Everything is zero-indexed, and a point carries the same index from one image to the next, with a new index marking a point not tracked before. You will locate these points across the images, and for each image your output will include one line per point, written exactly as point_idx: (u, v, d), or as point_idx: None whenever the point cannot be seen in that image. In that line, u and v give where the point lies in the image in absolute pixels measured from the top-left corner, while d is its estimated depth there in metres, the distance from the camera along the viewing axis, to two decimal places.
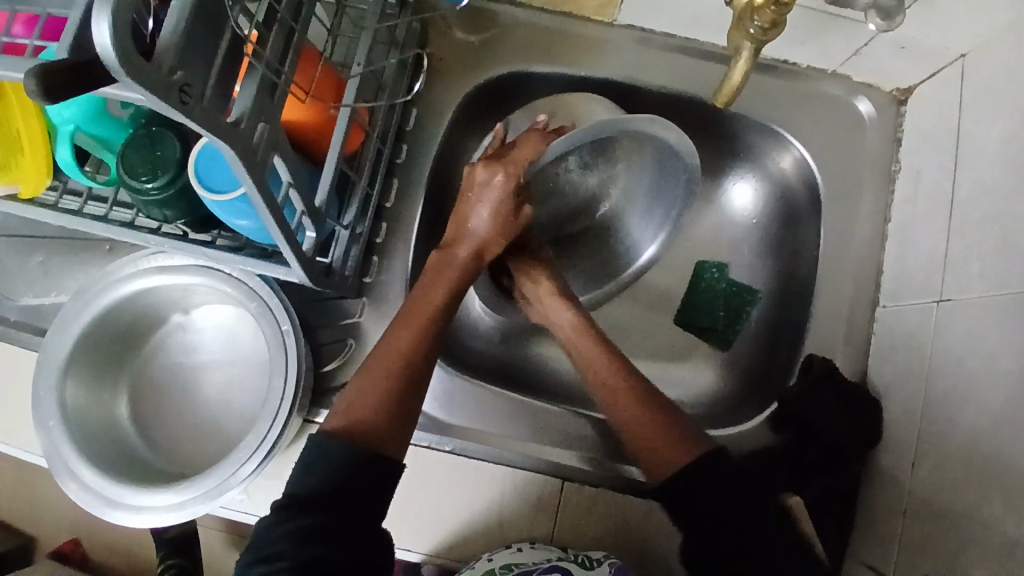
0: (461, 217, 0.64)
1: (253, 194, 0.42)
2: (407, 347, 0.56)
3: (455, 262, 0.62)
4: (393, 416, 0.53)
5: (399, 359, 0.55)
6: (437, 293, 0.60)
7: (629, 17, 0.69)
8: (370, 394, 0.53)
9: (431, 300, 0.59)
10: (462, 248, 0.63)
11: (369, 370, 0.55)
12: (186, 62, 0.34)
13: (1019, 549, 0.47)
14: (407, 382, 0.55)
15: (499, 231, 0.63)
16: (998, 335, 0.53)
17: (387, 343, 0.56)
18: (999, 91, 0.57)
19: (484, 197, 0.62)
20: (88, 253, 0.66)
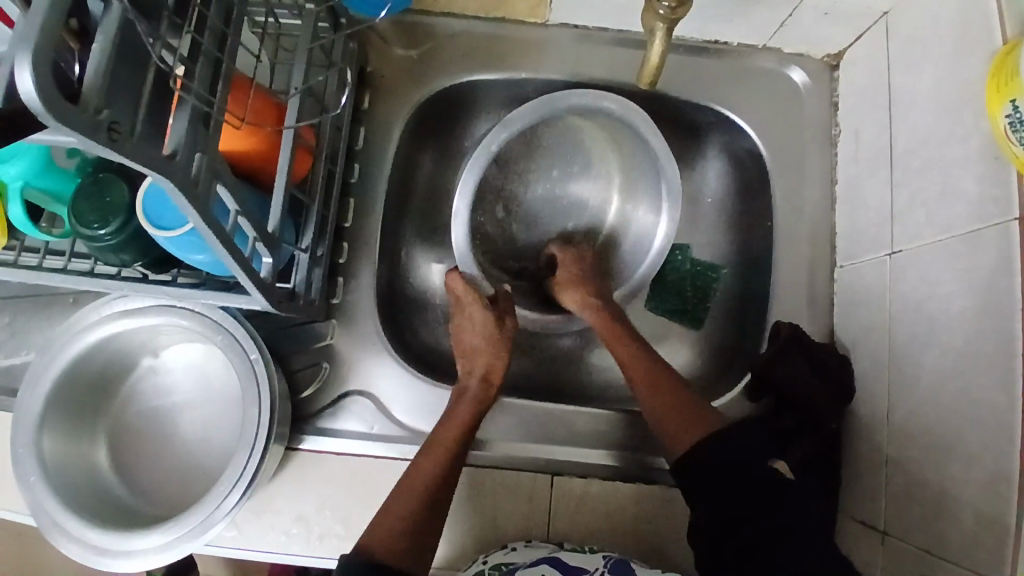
0: (462, 346, 0.67)
1: (201, 227, 0.43)
2: (429, 479, 0.57)
3: (467, 388, 0.63)
4: (415, 533, 0.53)
5: (424, 483, 0.56)
6: (455, 421, 0.61)
7: (561, 16, 0.71)
8: (393, 519, 0.54)
9: (450, 430, 0.60)
10: (472, 376, 0.64)
11: (396, 492, 0.56)
12: (112, 101, 0.35)
13: (997, 481, 0.48)
14: (430, 518, 0.55)
15: (494, 351, 0.66)
16: (948, 276, 0.54)
17: (413, 469, 0.58)
18: (920, 42, 0.59)
19: (467, 327, 0.67)
20: (55, 308, 0.66)
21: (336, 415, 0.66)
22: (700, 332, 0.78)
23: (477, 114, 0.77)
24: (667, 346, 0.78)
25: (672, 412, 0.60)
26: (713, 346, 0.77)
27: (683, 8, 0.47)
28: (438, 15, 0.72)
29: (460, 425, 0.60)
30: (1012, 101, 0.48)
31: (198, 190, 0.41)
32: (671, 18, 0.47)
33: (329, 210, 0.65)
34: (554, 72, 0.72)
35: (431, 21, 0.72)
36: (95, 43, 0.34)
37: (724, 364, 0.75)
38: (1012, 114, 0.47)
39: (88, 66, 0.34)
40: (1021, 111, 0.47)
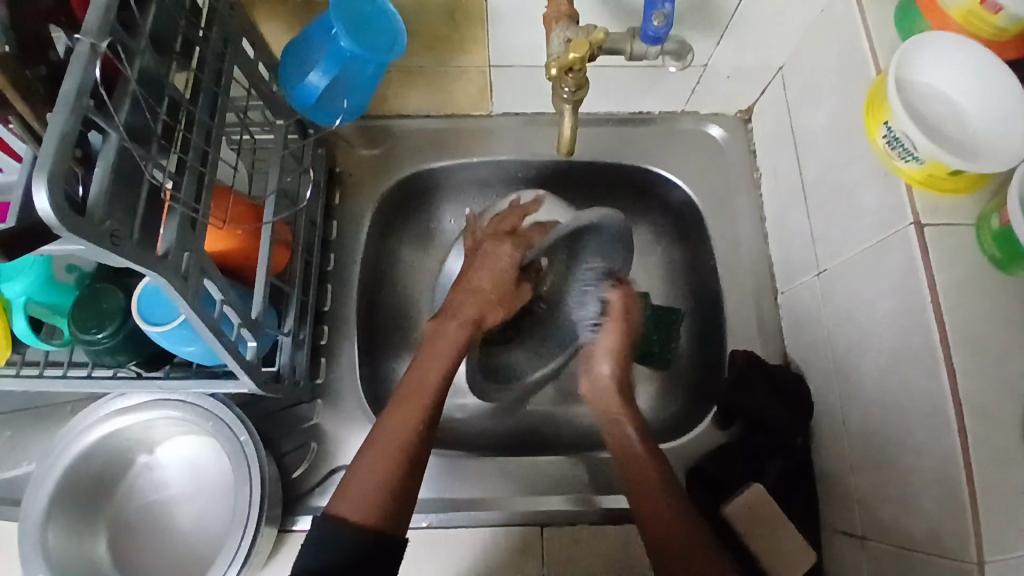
0: (459, 290, 0.67)
1: (191, 314, 0.48)
2: (407, 429, 0.56)
3: (449, 336, 0.63)
4: (394, 493, 0.53)
5: (404, 443, 0.55)
6: (433, 368, 0.60)
7: (501, 106, 0.80)
8: (370, 477, 0.53)
9: (431, 378, 0.59)
10: (455, 320, 0.64)
11: (370, 454, 0.54)
12: (113, 211, 0.41)
13: (945, 465, 0.51)
14: (411, 461, 0.55)
15: (501, 290, 0.68)
16: (868, 285, 0.60)
17: (388, 422, 0.56)
18: (809, 90, 0.68)
19: (487, 262, 0.69)
20: (55, 418, 0.69)
21: (327, 491, 0.68)
22: (668, 372, 0.83)
23: (440, 199, 0.85)
24: (639, 389, 0.83)
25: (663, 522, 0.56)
26: (682, 384, 0.82)
27: (582, 89, 0.55)
28: (394, 118, 0.81)
29: (438, 374, 0.60)
30: (885, 123, 0.55)
31: (187, 284, 0.47)
32: (575, 99, 0.56)
33: (308, 295, 0.70)
34: (501, 153, 0.81)
35: (389, 123, 0.81)
36: (98, 168, 0.41)
37: (694, 398, 0.80)
38: (888, 134, 0.55)
39: (93, 185, 0.40)
40: (894, 131, 0.54)
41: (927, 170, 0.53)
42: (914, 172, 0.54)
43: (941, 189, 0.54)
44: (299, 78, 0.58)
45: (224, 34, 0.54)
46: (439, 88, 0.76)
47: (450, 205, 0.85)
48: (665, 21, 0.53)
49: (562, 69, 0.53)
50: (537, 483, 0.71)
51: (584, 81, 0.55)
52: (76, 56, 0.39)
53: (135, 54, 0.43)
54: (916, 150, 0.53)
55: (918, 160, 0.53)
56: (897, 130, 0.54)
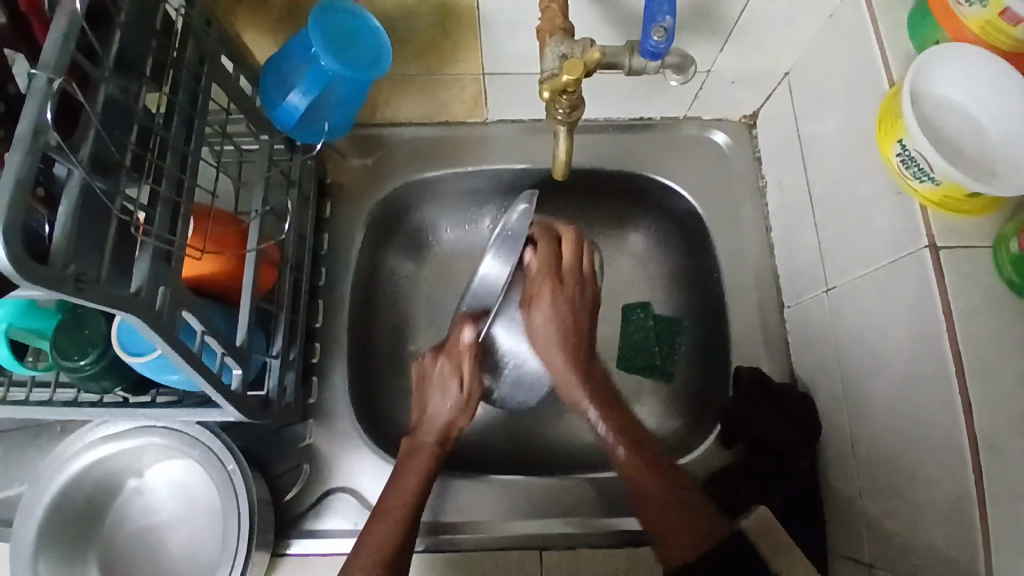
0: (421, 405, 0.68)
1: (169, 350, 0.46)
2: (391, 533, 0.58)
3: (418, 447, 0.65)
4: (393, 553, 0.57)
5: (385, 541, 0.57)
6: (408, 473, 0.62)
7: (497, 113, 0.77)
8: (376, 541, 0.57)
9: (406, 485, 0.61)
10: (427, 435, 0.66)
11: (375, 521, 0.59)
12: (78, 256, 0.39)
13: (959, 497, 0.49)
14: (398, 549, 0.57)
15: (461, 407, 0.67)
16: (880, 305, 0.57)
17: (374, 525, 0.59)
18: (818, 97, 0.65)
19: (433, 389, 0.67)
20: (45, 438, 0.67)
21: (321, 513, 0.67)
22: (671, 385, 0.81)
23: (436, 209, 0.83)
24: (642, 403, 0.81)
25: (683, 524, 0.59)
26: (685, 397, 0.80)
27: (578, 110, 0.52)
28: (386, 126, 0.78)
29: (413, 478, 0.62)
30: (899, 140, 0.52)
31: (162, 320, 0.45)
32: (569, 121, 0.53)
33: (298, 314, 0.68)
34: (498, 162, 0.78)
35: (381, 132, 0.78)
36: (62, 206, 0.39)
37: (699, 413, 0.77)
38: (902, 153, 0.52)
39: (57, 226, 0.38)
40: (909, 149, 0.51)
41: (943, 191, 0.50)
42: (930, 193, 0.52)
43: (955, 210, 0.51)
44: (280, 98, 0.55)
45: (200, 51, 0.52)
46: (433, 96, 0.74)
47: (446, 215, 0.84)
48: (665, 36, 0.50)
49: (555, 92, 0.50)
50: (538, 503, 0.70)
51: (579, 102, 0.52)
52: (31, 91, 0.37)
53: (99, 83, 0.42)
54: (932, 170, 0.50)
55: (933, 180, 0.50)
56: (912, 148, 0.51)
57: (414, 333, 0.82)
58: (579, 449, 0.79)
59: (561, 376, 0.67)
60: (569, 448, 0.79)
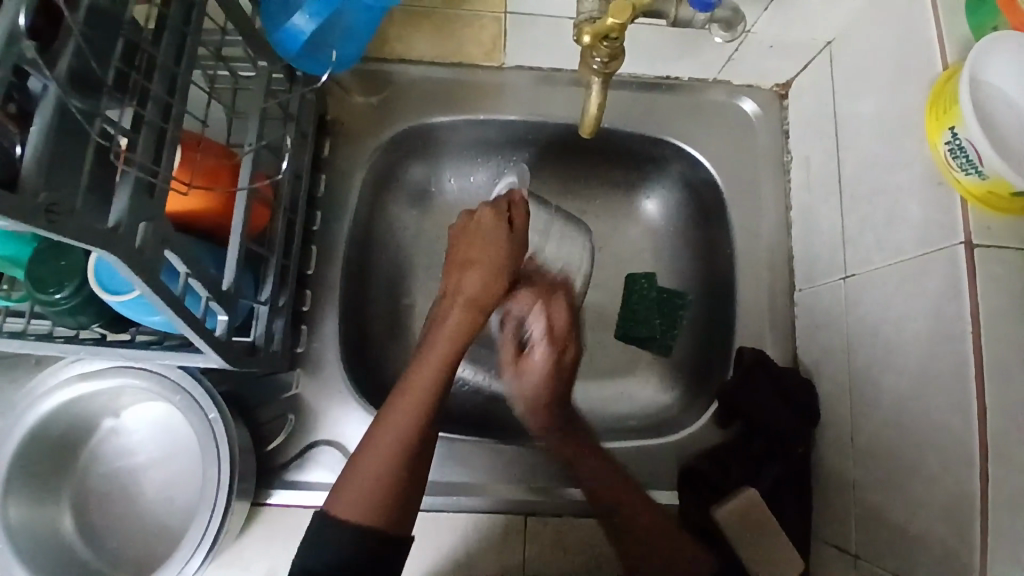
0: (456, 265, 0.60)
1: (151, 293, 0.42)
2: (406, 426, 0.53)
3: (450, 309, 0.58)
4: (412, 452, 0.53)
5: (401, 440, 0.52)
6: (436, 349, 0.56)
7: (514, 58, 0.72)
8: (368, 478, 0.51)
9: (434, 365, 0.55)
10: (457, 300, 0.58)
11: (369, 450, 0.52)
12: (53, 183, 0.35)
13: (964, 504, 0.48)
14: (411, 457, 0.52)
15: (495, 273, 0.58)
16: (902, 300, 0.55)
17: (394, 408, 0.54)
18: (861, 72, 0.60)
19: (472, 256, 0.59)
20: (16, 369, 0.64)
21: (304, 465, 0.65)
22: (669, 359, 0.79)
23: (442, 158, 0.78)
24: (638, 375, 0.79)
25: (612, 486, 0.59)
26: (682, 373, 0.78)
27: (616, 61, 0.48)
28: (394, 63, 0.73)
29: (440, 358, 0.55)
30: (950, 128, 0.49)
31: (144, 259, 0.41)
32: (605, 72, 0.49)
33: (290, 258, 0.65)
34: (512, 112, 0.73)
35: (389, 69, 0.73)
36: (33, 126, 0.34)
37: (695, 391, 0.76)
38: (951, 141, 0.49)
39: (27, 147, 0.34)
40: (960, 139, 0.48)
41: (988, 186, 0.47)
42: (974, 187, 0.48)
43: (997, 207, 0.48)
44: (284, 17, 0.50)
45: None
46: (449, 33, 0.68)
47: (452, 165, 0.79)
48: None
49: (596, 37, 0.46)
50: (529, 471, 0.68)
51: (619, 52, 0.48)
52: None
53: None
54: (981, 162, 0.47)
55: (980, 174, 0.47)
56: (962, 137, 0.47)
57: (409, 286, 0.79)
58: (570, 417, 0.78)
59: (535, 417, 0.63)
60: (560, 415, 0.78)
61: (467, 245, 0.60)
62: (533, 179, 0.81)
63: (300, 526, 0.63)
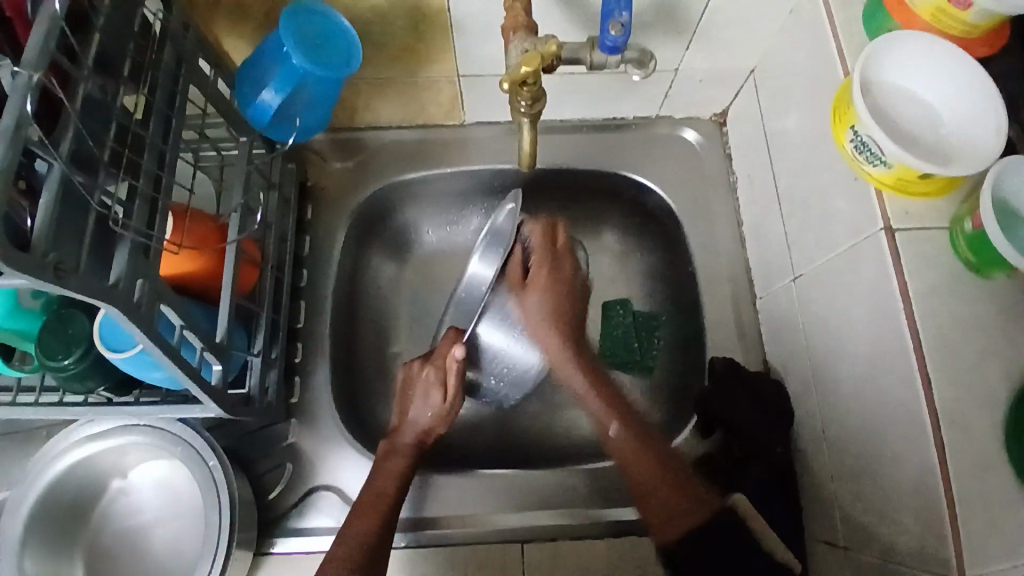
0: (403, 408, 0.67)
1: (148, 344, 0.47)
2: (362, 537, 0.58)
3: (398, 450, 0.65)
4: (366, 559, 0.56)
5: (357, 547, 0.57)
6: (387, 478, 0.63)
7: (473, 114, 0.79)
8: None
9: (382, 493, 0.61)
10: (405, 436, 0.66)
11: (326, 570, 0.56)
12: (58, 247, 0.40)
13: (924, 472, 0.50)
14: (367, 569, 0.56)
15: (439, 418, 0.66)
16: (843, 289, 0.59)
17: (347, 531, 0.58)
18: (782, 92, 0.67)
19: (418, 394, 0.66)
20: (29, 442, 0.67)
21: (304, 511, 0.68)
22: (650, 379, 0.82)
23: (416, 212, 0.85)
24: (621, 397, 0.82)
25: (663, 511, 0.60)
26: (663, 391, 0.81)
27: (539, 102, 0.54)
28: (365, 129, 0.80)
29: (391, 482, 0.62)
30: (851, 127, 0.54)
31: (141, 312, 0.46)
32: (531, 112, 0.55)
33: (280, 314, 0.69)
34: (476, 164, 0.80)
35: (360, 136, 0.80)
36: (41, 199, 0.40)
37: (677, 406, 0.79)
38: (854, 138, 0.54)
39: (37, 217, 0.39)
40: (861, 135, 0.53)
41: (896, 173, 0.52)
42: (883, 177, 0.53)
43: (911, 192, 0.53)
44: (254, 94, 0.57)
45: (178, 54, 0.53)
46: (410, 98, 0.76)
47: (427, 217, 0.85)
48: (623, 30, 0.53)
49: (514, 84, 0.52)
50: (520, 497, 0.71)
51: (540, 94, 0.54)
52: (13, 87, 0.38)
53: (78, 82, 0.43)
54: (883, 153, 0.52)
55: (885, 163, 0.52)
56: (863, 134, 0.53)
57: (396, 334, 0.83)
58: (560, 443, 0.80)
59: (554, 354, 0.66)
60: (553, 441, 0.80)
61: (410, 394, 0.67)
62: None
63: (304, 571, 0.65)
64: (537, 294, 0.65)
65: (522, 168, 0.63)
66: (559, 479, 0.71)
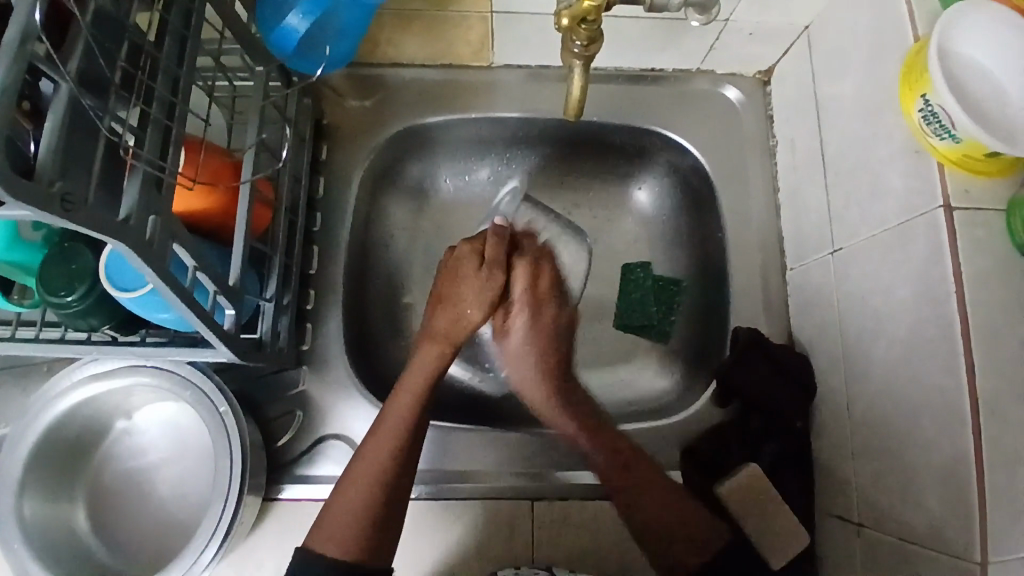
0: (444, 300, 0.68)
1: (160, 284, 0.44)
2: (388, 452, 0.58)
3: (429, 353, 0.65)
4: (388, 478, 0.57)
5: (379, 464, 0.57)
6: (411, 387, 0.62)
7: (503, 57, 0.74)
8: (349, 502, 0.56)
9: (407, 401, 0.61)
10: (437, 344, 0.65)
11: (349, 479, 0.57)
12: (66, 173, 0.37)
13: (958, 463, 0.49)
14: (389, 484, 0.57)
15: (489, 307, 0.68)
16: (888, 268, 0.56)
17: (370, 442, 0.59)
18: (840, 51, 0.62)
19: (462, 287, 0.68)
20: (29, 376, 0.65)
21: (313, 460, 0.66)
22: (668, 345, 0.80)
23: (437, 157, 0.80)
24: (637, 361, 0.80)
25: (676, 530, 0.60)
26: (680, 358, 0.79)
27: (595, 44, 0.50)
28: (386, 66, 0.75)
29: (414, 394, 0.61)
30: (921, 96, 0.51)
31: (153, 250, 0.43)
32: (586, 55, 0.51)
33: (292, 258, 0.66)
34: (503, 110, 0.75)
35: (380, 73, 0.75)
36: (47, 121, 0.36)
37: (695, 374, 0.77)
38: (924, 108, 0.50)
39: (41, 142, 0.36)
40: (932, 105, 0.50)
41: (962, 149, 0.49)
42: (949, 151, 0.50)
43: (974, 170, 0.50)
44: (278, 19, 0.52)
45: None
46: (437, 35, 0.70)
47: (447, 164, 0.81)
48: None
49: (574, 21, 0.48)
50: (534, 457, 0.70)
51: (597, 34, 0.49)
52: None
53: None
54: (954, 127, 0.48)
55: (954, 138, 0.49)
56: (935, 104, 0.49)
57: (410, 284, 0.80)
58: None
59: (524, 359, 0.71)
60: None
61: (455, 286, 0.68)
62: (526, 175, 0.83)
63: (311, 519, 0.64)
64: (525, 314, 0.71)
65: (567, 117, 0.59)
66: (561, 440, 0.70)
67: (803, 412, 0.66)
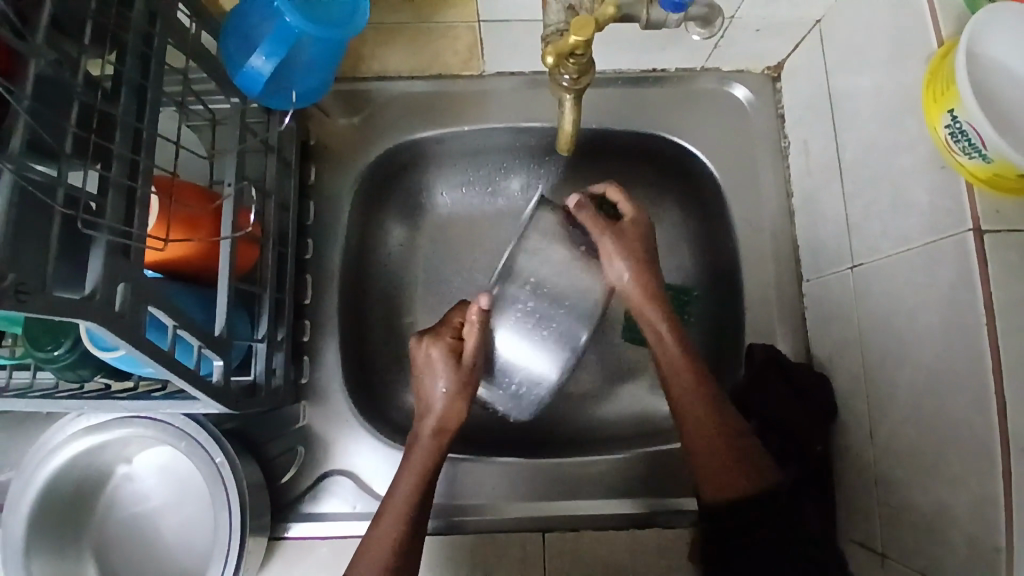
0: (422, 394, 0.61)
1: (134, 353, 0.42)
2: (396, 521, 0.56)
3: (420, 437, 0.60)
4: (400, 545, 0.55)
5: (393, 529, 0.56)
6: (412, 462, 0.59)
7: (494, 65, 0.70)
8: (368, 565, 0.54)
9: (413, 475, 0.58)
10: (426, 424, 0.60)
11: (364, 550, 0.55)
12: (16, 261, 0.34)
13: (988, 504, 0.45)
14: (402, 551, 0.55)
15: (460, 394, 0.59)
16: (912, 289, 0.52)
17: (385, 509, 0.57)
18: (855, 49, 0.57)
19: (433, 374, 0.60)
20: (31, 420, 0.65)
21: (317, 497, 0.65)
22: None
23: (431, 172, 0.77)
24: (648, 376, 0.77)
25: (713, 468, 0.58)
26: None
27: (585, 76, 0.47)
28: (373, 80, 0.72)
29: (417, 467, 0.59)
30: (949, 110, 0.46)
31: (126, 321, 0.40)
32: (576, 88, 0.48)
33: (284, 291, 0.64)
34: (497, 121, 0.72)
35: (367, 87, 0.72)
36: None
37: None
38: (951, 124, 0.46)
39: None
40: (960, 121, 0.45)
41: (994, 169, 0.45)
42: (978, 170, 0.46)
43: (1005, 189, 0.45)
44: (243, 59, 0.49)
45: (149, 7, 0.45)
46: (422, 46, 0.67)
47: (442, 178, 0.78)
48: None
49: (560, 56, 0.45)
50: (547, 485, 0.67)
51: (587, 66, 0.47)
52: None
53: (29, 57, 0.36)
54: (984, 145, 0.44)
55: (984, 157, 0.44)
56: (963, 120, 0.45)
57: (410, 305, 0.78)
58: (596, 424, 0.76)
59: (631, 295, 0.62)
60: (582, 423, 0.76)
61: (422, 379, 0.61)
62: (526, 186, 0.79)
63: (318, 557, 0.64)
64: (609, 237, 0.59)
65: (560, 151, 0.58)
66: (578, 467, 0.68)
67: (822, 433, 0.63)
